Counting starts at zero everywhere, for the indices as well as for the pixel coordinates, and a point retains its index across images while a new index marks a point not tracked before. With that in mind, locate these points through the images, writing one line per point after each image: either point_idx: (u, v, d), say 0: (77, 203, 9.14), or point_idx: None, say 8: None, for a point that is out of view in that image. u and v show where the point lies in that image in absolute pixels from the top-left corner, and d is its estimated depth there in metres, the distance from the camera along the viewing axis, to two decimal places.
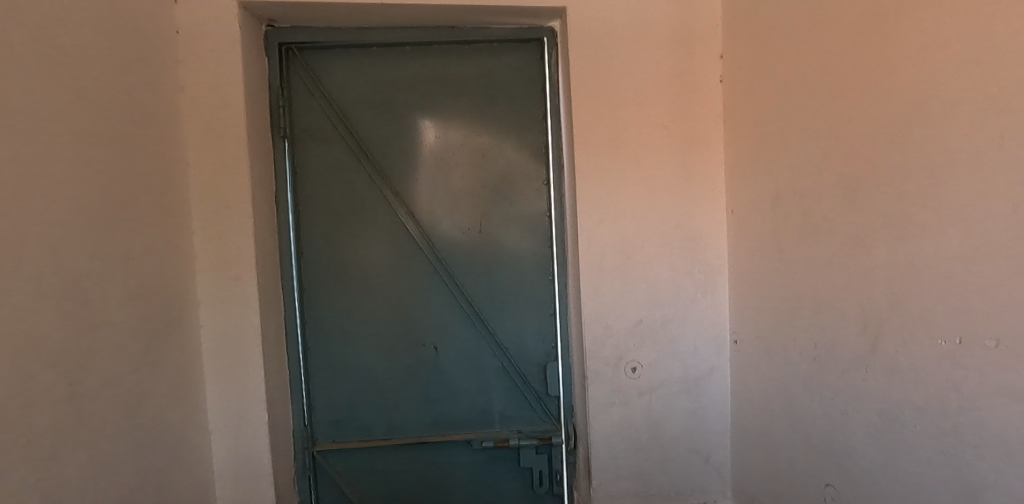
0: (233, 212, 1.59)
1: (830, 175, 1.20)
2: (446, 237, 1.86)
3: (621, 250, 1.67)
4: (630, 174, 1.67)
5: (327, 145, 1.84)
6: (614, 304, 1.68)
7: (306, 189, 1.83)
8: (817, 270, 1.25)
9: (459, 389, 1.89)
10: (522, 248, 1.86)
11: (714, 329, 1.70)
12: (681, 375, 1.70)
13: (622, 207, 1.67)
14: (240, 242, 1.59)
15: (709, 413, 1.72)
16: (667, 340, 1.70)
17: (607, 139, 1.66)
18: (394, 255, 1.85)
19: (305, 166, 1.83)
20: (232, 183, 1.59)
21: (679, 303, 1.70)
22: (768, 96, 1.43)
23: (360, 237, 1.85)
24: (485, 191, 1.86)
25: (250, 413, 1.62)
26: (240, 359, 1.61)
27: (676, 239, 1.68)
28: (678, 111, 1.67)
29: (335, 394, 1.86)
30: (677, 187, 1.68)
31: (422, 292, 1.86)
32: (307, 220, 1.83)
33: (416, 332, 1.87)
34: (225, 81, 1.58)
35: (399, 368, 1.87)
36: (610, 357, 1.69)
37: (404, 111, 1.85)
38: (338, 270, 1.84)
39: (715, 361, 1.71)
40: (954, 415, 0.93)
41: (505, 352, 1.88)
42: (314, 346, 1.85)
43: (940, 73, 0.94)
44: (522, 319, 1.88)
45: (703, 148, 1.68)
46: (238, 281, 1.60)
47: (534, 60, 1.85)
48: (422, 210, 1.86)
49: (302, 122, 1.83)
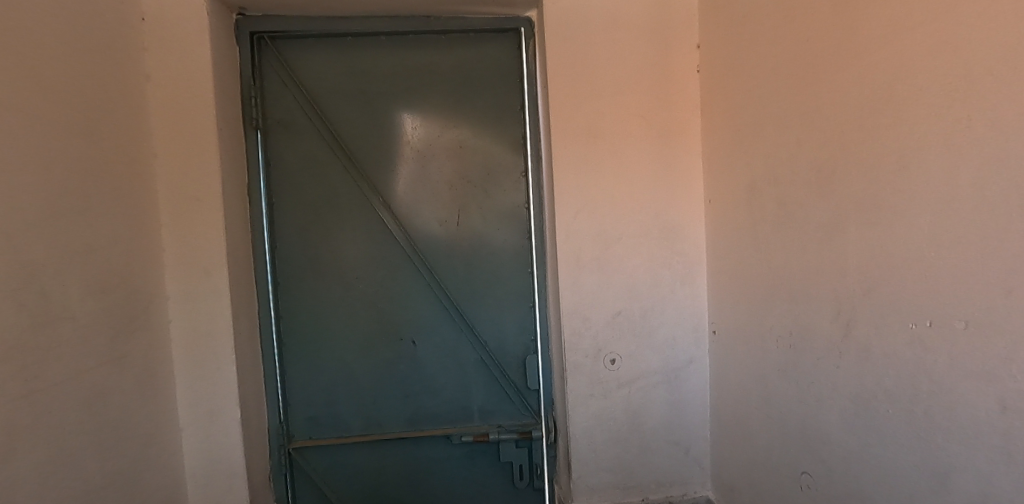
0: (202, 204, 1.54)
1: (804, 162, 1.20)
2: (423, 229, 1.84)
3: (600, 242, 1.67)
4: (609, 166, 1.66)
5: (302, 137, 1.80)
6: (593, 296, 1.68)
7: (279, 181, 1.79)
8: (792, 257, 1.26)
9: (438, 384, 1.87)
10: (500, 240, 1.85)
11: (693, 320, 1.71)
12: (660, 367, 1.71)
13: (600, 198, 1.67)
14: (210, 235, 1.55)
15: (688, 404, 1.73)
16: (646, 332, 1.70)
17: (585, 130, 1.66)
18: (370, 249, 1.82)
19: (280, 158, 1.79)
20: (201, 174, 1.54)
21: (657, 294, 1.70)
22: (742, 86, 1.43)
23: (335, 230, 1.82)
24: (462, 183, 1.84)
25: (222, 410, 1.58)
26: (212, 356, 1.57)
27: (654, 230, 1.68)
28: (655, 101, 1.67)
29: (311, 391, 1.83)
30: (655, 179, 1.68)
31: (399, 286, 1.84)
32: (282, 213, 1.79)
33: (393, 326, 1.84)
34: (193, 70, 1.53)
35: (376, 363, 1.84)
36: (590, 348, 1.68)
37: (379, 102, 1.82)
38: (314, 264, 1.81)
39: (694, 352, 1.72)
40: (925, 398, 0.95)
41: (484, 346, 1.87)
42: (289, 342, 1.81)
43: (909, 59, 0.94)
44: (501, 312, 1.87)
45: (680, 140, 1.68)
46: (208, 275, 1.55)
47: (511, 51, 1.83)
48: (399, 202, 1.83)
49: (275, 113, 1.79)
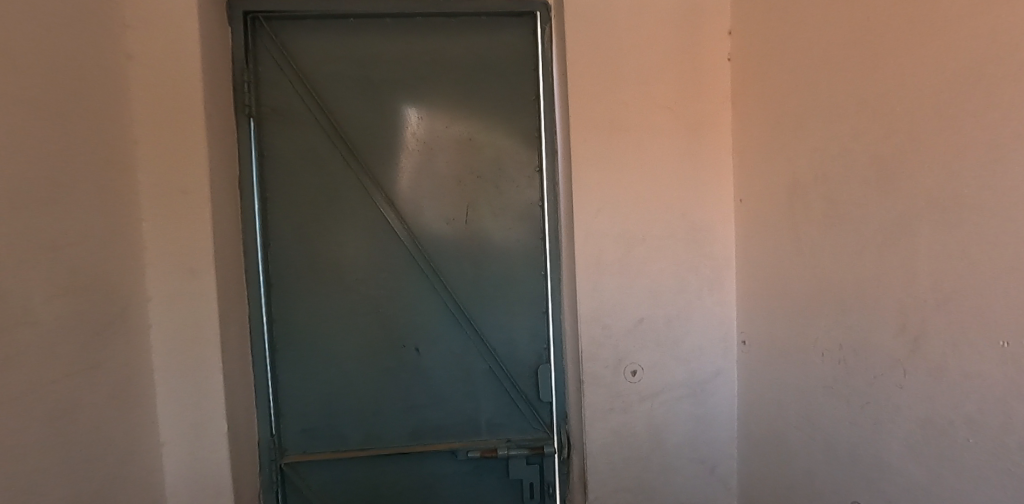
0: (188, 198, 1.40)
1: (862, 156, 1.07)
2: (429, 228, 1.70)
3: (621, 243, 1.54)
4: (632, 161, 1.53)
5: (299, 126, 1.66)
6: (614, 302, 1.54)
7: (274, 174, 1.65)
8: (846, 262, 1.13)
9: (443, 394, 1.73)
10: (512, 240, 1.71)
11: (721, 329, 1.58)
12: (684, 380, 1.58)
13: (623, 196, 1.53)
14: (196, 231, 1.41)
15: (714, 419, 1.60)
16: (669, 341, 1.57)
17: (607, 121, 1.53)
18: (372, 248, 1.69)
19: (274, 148, 1.65)
20: (187, 165, 1.40)
21: (683, 301, 1.57)
22: (784, 75, 1.31)
23: (334, 228, 1.68)
24: (471, 178, 1.71)
25: (208, 423, 1.44)
26: (197, 364, 1.43)
27: (681, 231, 1.55)
28: (683, 91, 1.54)
29: (305, 401, 1.69)
30: (681, 176, 1.55)
31: (403, 288, 1.70)
32: (276, 208, 1.65)
33: (396, 332, 1.70)
34: (180, 50, 1.39)
35: (376, 372, 1.70)
36: (609, 359, 1.55)
37: (383, 89, 1.68)
38: (310, 264, 1.67)
39: (722, 363, 1.59)
40: (1020, 428, 0.82)
41: (494, 354, 1.73)
42: (282, 349, 1.67)
43: (1006, 35, 0.81)
44: (512, 318, 1.73)
45: (710, 134, 1.55)
46: (193, 275, 1.41)
47: (527, 36, 1.70)
48: (403, 199, 1.69)
49: (271, 100, 1.65)
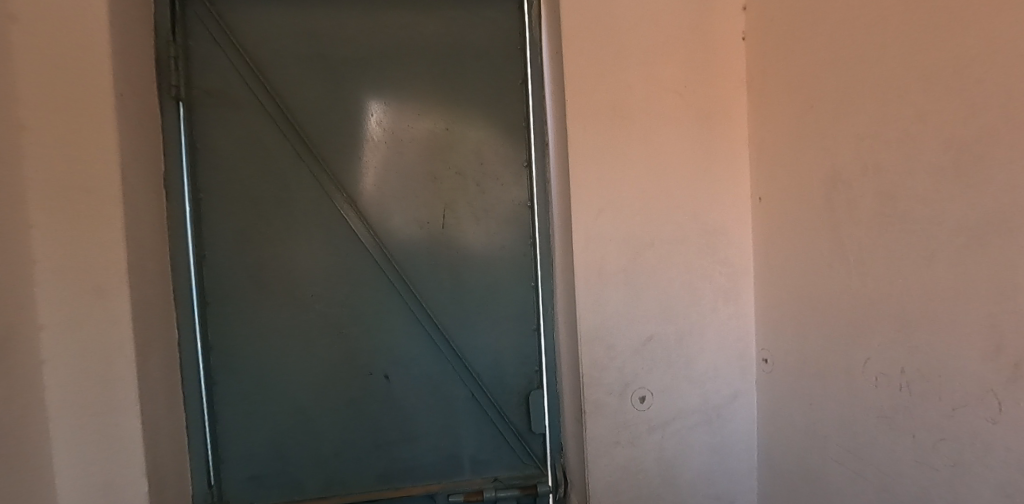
0: (93, 198, 1.11)
1: (936, 141, 0.89)
2: (398, 233, 1.45)
3: (627, 249, 1.32)
4: (638, 153, 1.32)
5: (240, 112, 1.38)
6: (619, 317, 1.32)
7: (208, 170, 1.36)
8: (914, 271, 0.95)
9: (417, 429, 1.47)
10: (497, 247, 1.48)
11: (738, 346, 1.38)
12: (698, 405, 1.37)
13: (628, 195, 1.32)
14: (104, 241, 1.11)
15: (732, 449, 1.40)
16: (682, 362, 1.36)
17: (609, 107, 1.31)
18: (330, 258, 1.42)
19: (209, 139, 1.36)
20: (91, 157, 1.10)
21: (696, 315, 1.36)
22: (821, 52, 1.12)
23: (284, 234, 1.40)
24: (449, 174, 1.46)
25: (122, 482, 1.14)
26: (106, 409, 1.12)
27: (694, 234, 1.35)
28: (693, 74, 1.34)
29: (250, 444, 1.40)
30: (693, 171, 1.34)
31: (368, 305, 1.44)
32: (212, 211, 1.37)
33: (360, 357, 1.43)
34: (82, 9, 1.09)
35: (337, 405, 1.43)
36: (615, 384, 1.33)
37: (342, 70, 1.42)
38: (254, 279, 1.39)
39: (739, 385, 1.39)
40: None
41: (477, 380, 1.48)
42: (221, 382, 1.38)
43: None
44: (498, 337, 1.49)
45: (723, 123, 1.35)
46: (100, 297, 1.11)
47: (512, 11, 1.47)
48: (367, 199, 1.43)
49: (204, 80, 1.36)
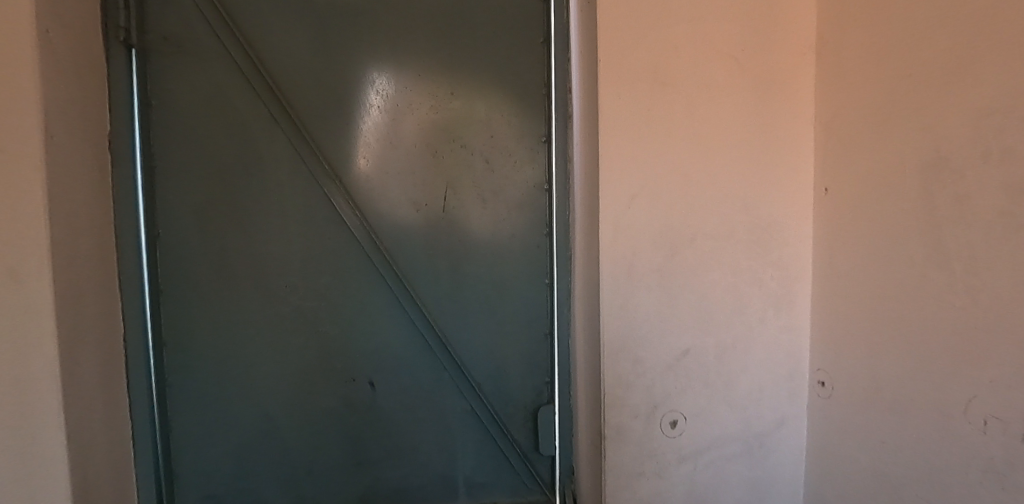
0: (7, 160, 0.88)
1: None
2: (390, 216, 1.22)
3: (663, 244, 1.10)
4: (682, 129, 1.09)
5: (204, 64, 1.15)
6: (650, 326, 1.10)
7: (163, 132, 1.14)
8: None
9: (406, 444, 1.26)
10: (505, 236, 1.26)
11: (788, 364, 1.16)
12: (737, 433, 1.16)
13: (668, 179, 1.09)
14: (22, 214, 0.89)
15: (774, 485, 1.19)
16: (721, 381, 1.14)
17: (650, 71, 1.07)
18: (308, 243, 1.20)
19: (167, 95, 1.13)
20: (5, 108, 0.88)
21: (741, 326, 1.14)
22: (932, 6, 0.88)
23: (253, 213, 1.18)
24: (452, 147, 1.23)
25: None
26: (21, 421, 0.91)
27: (743, 231, 1.12)
28: (752, 36, 1.10)
29: (210, 458, 1.20)
30: (745, 155, 1.11)
31: (352, 298, 1.22)
32: (168, 182, 1.14)
33: (341, 360, 1.22)
34: None
35: (312, 415, 1.22)
36: (641, 406, 1.11)
37: (328, 17, 1.18)
38: (218, 265, 1.17)
39: (787, 410, 1.17)
40: None
41: (477, 391, 1.27)
42: (176, 385, 1.17)
43: None
44: (502, 341, 1.28)
45: (784, 97, 1.12)
46: (14, 283, 0.89)
47: None
48: (354, 174, 1.21)
49: (161, 23, 1.13)
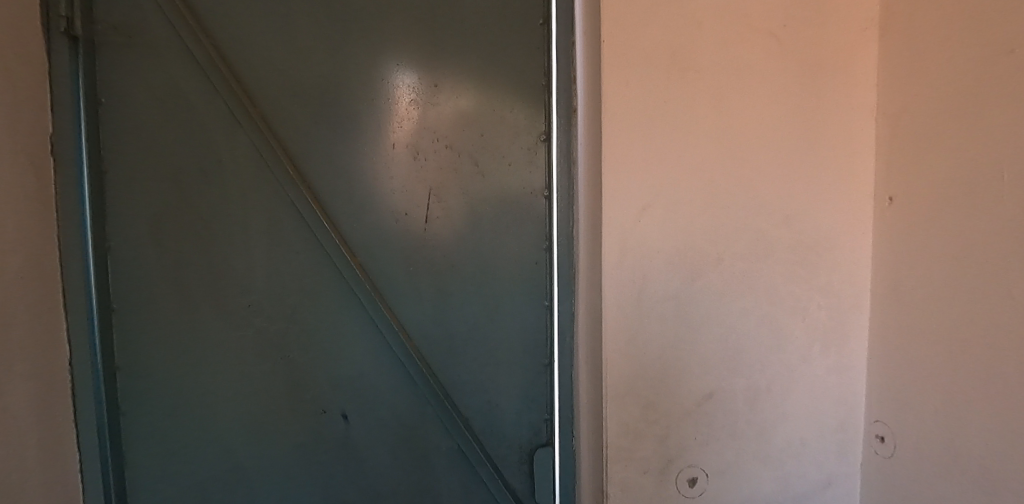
0: None
1: None
2: (367, 228, 1.07)
3: (682, 266, 0.90)
4: (707, 124, 0.88)
5: (157, 56, 1.02)
6: (665, 365, 0.91)
7: (113, 134, 1.01)
8: None
9: (385, 485, 1.12)
10: (498, 251, 1.09)
11: (838, 412, 0.95)
12: (772, 495, 0.95)
13: (689, 186, 0.89)
14: None
15: None
16: (752, 432, 0.94)
17: (668, 53, 0.87)
18: (274, 258, 1.06)
19: (117, 92, 1.01)
20: None
21: (778, 366, 0.93)
22: None
23: (213, 224, 1.05)
24: (436, 148, 1.07)
25: None
26: None
27: (782, 250, 0.91)
28: (796, 7, 0.89)
29: (169, 495, 1.08)
30: (785, 156, 0.90)
31: (323, 320, 1.08)
32: (118, 189, 1.02)
33: (310, 390, 1.08)
34: None
35: (279, 451, 1.09)
36: (653, 460, 0.92)
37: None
38: (174, 281, 1.05)
39: (834, 467, 0.96)
40: None
41: (466, 427, 1.12)
42: (130, 414, 1.06)
43: None
44: (495, 371, 1.11)
45: (837, 84, 0.90)
46: None
47: None
48: (325, 179, 1.06)
49: (109, 10, 1.00)
